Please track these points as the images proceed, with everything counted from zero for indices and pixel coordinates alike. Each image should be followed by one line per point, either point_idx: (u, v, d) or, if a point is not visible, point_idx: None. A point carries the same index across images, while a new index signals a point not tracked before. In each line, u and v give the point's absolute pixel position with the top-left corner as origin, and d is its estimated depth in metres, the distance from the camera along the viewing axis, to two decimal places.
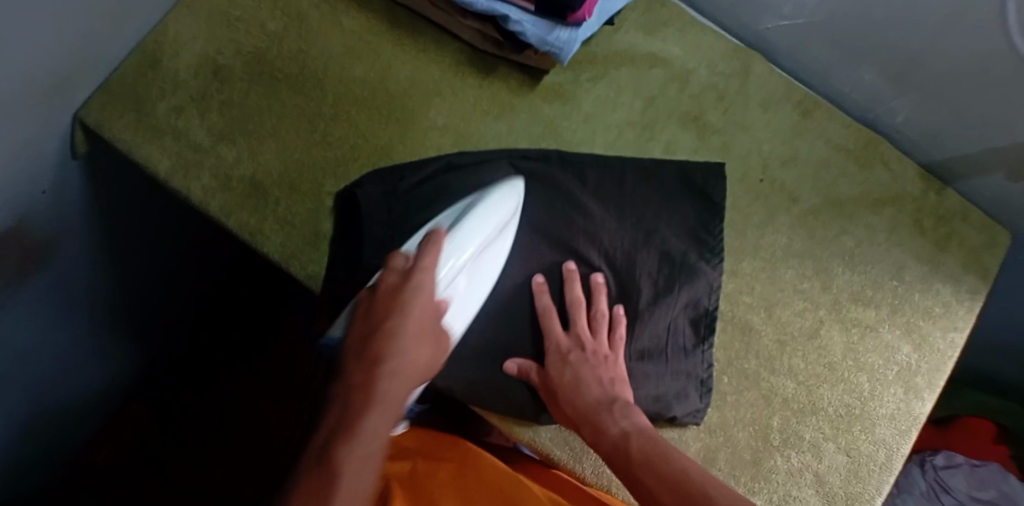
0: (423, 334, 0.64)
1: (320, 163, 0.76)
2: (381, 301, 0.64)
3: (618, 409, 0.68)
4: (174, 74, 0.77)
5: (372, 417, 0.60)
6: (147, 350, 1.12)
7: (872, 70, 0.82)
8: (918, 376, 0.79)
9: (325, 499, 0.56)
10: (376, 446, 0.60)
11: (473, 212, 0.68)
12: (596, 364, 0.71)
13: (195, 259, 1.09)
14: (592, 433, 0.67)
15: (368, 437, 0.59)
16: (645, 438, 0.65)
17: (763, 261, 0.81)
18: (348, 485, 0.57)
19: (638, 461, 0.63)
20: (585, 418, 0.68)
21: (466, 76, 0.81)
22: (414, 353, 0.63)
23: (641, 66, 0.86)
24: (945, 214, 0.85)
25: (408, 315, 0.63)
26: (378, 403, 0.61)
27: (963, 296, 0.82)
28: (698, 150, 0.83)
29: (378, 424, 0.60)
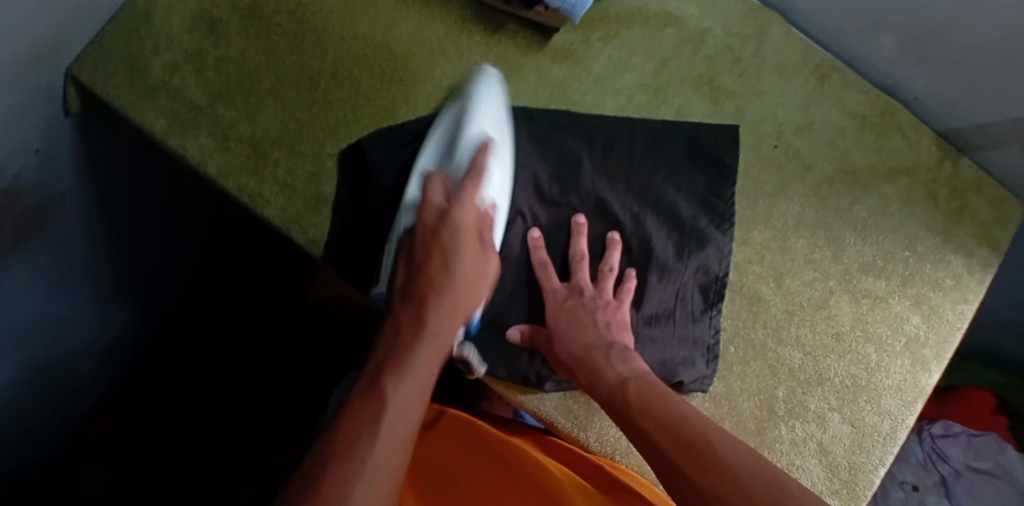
0: (471, 271, 0.63)
1: (320, 122, 0.73)
2: (422, 242, 0.64)
3: (615, 354, 0.66)
4: (167, 29, 0.74)
5: (422, 346, 0.60)
6: (148, 324, 1.10)
7: (892, 35, 0.79)
8: (926, 348, 0.78)
9: (367, 440, 0.54)
10: (427, 375, 0.59)
11: (479, 109, 0.68)
12: (593, 309, 0.70)
13: (201, 232, 1.07)
14: (587, 376, 0.66)
15: (418, 370, 0.59)
16: (643, 383, 0.64)
17: (774, 231, 0.79)
18: (396, 407, 0.56)
19: (632, 403, 0.62)
20: (581, 362, 0.67)
21: (472, 35, 0.78)
22: (464, 287, 0.63)
23: (653, 27, 0.82)
24: (959, 185, 0.83)
25: (450, 238, 0.63)
26: (431, 334, 0.61)
27: (975, 268, 0.81)
28: (711, 115, 0.80)
29: (429, 354, 0.60)
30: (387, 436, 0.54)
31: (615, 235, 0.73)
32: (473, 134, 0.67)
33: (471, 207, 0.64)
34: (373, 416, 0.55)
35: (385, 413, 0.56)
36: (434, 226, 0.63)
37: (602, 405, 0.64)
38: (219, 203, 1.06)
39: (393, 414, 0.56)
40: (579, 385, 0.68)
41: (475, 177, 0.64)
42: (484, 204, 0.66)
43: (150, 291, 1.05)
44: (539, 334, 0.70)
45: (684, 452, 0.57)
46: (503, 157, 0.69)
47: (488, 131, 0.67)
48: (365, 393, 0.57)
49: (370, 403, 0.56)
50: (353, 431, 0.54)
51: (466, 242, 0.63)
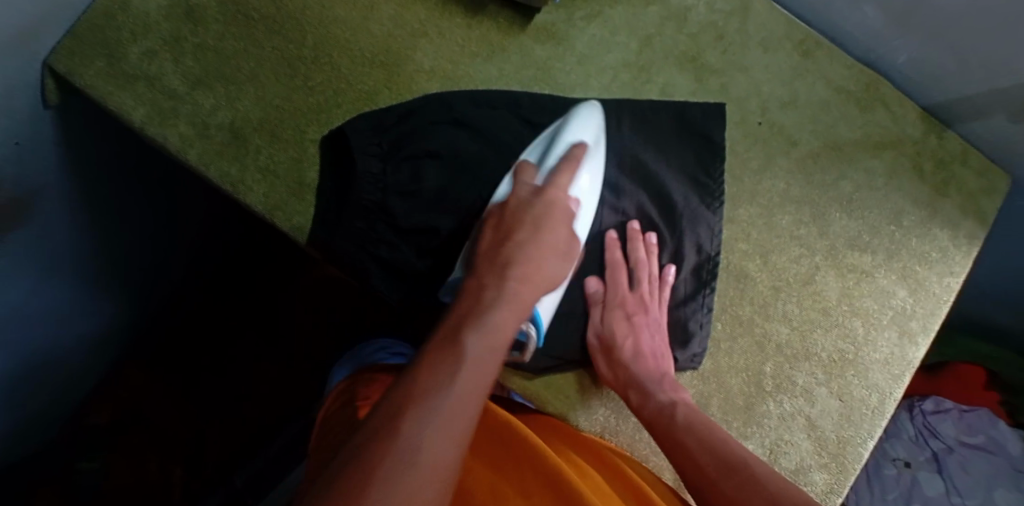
0: (556, 248, 0.64)
1: (301, 108, 0.73)
2: (510, 213, 0.65)
3: (666, 384, 0.70)
4: (144, 17, 0.73)
5: (501, 306, 0.59)
6: (141, 319, 1.11)
7: (876, 8, 0.78)
8: (913, 321, 0.78)
9: (439, 385, 0.52)
10: (503, 336, 0.57)
11: (581, 115, 0.71)
12: (649, 332, 0.73)
13: (197, 223, 1.10)
14: (640, 398, 0.70)
15: (491, 329, 0.57)
16: (690, 410, 0.68)
17: (760, 207, 0.79)
18: (472, 358, 0.54)
19: (679, 428, 0.66)
20: (638, 384, 0.70)
21: (453, 16, 0.78)
22: (544, 258, 0.63)
23: (636, 4, 0.82)
24: (945, 158, 0.83)
25: (539, 214, 0.65)
26: (506, 297, 0.59)
27: (960, 241, 0.81)
28: (695, 93, 0.80)
29: (507, 315, 0.58)
30: (455, 388, 0.52)
31: (647, 235, 0.74)
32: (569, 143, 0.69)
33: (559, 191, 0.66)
34: (447, 367, 0.53)
35: (463, 366, 0.54)
36: (523, 205, 0.65)
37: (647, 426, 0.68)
38: (198, 188, 1.06)
39: (464, 369, 0.54)
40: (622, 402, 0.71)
41: (568, 164, 0.67)
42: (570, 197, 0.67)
43: (141, 279, 1.05)
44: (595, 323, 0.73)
45: (724, 473, 0.62)
46: (593, 169, 0.70)
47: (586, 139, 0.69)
48: (437, 344, 0.56)
49: (446, 351, 0.55)
50: (428, 377, 0.53)
51: (553, 221, 0.65)
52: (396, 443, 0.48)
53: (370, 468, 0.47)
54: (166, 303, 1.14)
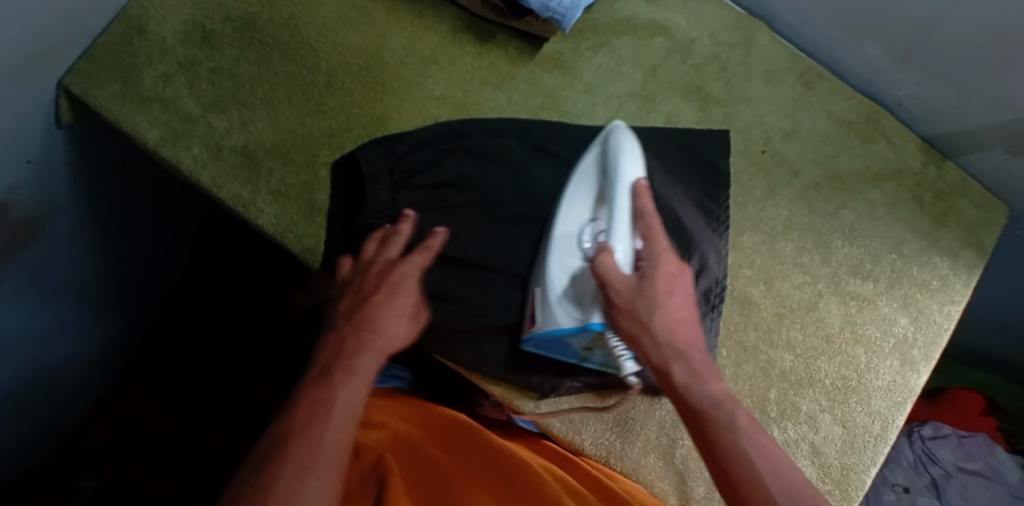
0: (414, 301, 0.65)
1: (314, 133, 0.74)
2: (372, 279, 0.65)
3: (705, 366, 0.61)
4: (160, 41, 0.74)
5: (365, 353, 0.61)
6: (136, 327, 1.09)
7: (876, 43, 0.81)
8: (914, 349, 0.79)
9: (311, 431, 0.55)
10: (366, 377, 0.60)
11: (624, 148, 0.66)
12: (682, 299, 0.63)
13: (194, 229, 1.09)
14: (681, 376, 0.60)
15: (342, 402, 0.58)
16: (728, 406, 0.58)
17: (763, 235, 0.80)
18: (339, 405, 0.57)
19: (740, 424, 0.57)
20: (676, 355, 0.60)
21: (463, 45, 0.79)
22: (402, 319, 0.64)
23: (642, 36, 0.84)
24: (944, 189, 0.84)
25: (405, 286, 0.65)
26: (370, 342, 0.61)
27: (960, 270, 0.82)
28: (699, 123, 0.81)
29: (370, 360, 0.61)
30: (321, 442, 0.55)
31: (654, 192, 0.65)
32: (627, 182, 0.65)
33: (426, 251, 0.67)
34: (314, 423, 0.56)
35: (325, 418, 0.56)
36: (385, 276, 0.65)
37: (696, 416, 0.58)
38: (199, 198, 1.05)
39: (334, 421, 0.56)
40: (662, 382, 0.61)
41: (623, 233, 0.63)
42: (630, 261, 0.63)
43: (138, 292, 1.04)
44: (623, 293, 0.61)
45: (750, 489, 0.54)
46: None
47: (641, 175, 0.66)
48: (316, 392, 0.58)
49: (315, 405, 0.57)
50: (294, 431, 0.55)
51: (407, 287, 0.65)
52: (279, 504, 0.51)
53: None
54: (159, 312, 1.13)
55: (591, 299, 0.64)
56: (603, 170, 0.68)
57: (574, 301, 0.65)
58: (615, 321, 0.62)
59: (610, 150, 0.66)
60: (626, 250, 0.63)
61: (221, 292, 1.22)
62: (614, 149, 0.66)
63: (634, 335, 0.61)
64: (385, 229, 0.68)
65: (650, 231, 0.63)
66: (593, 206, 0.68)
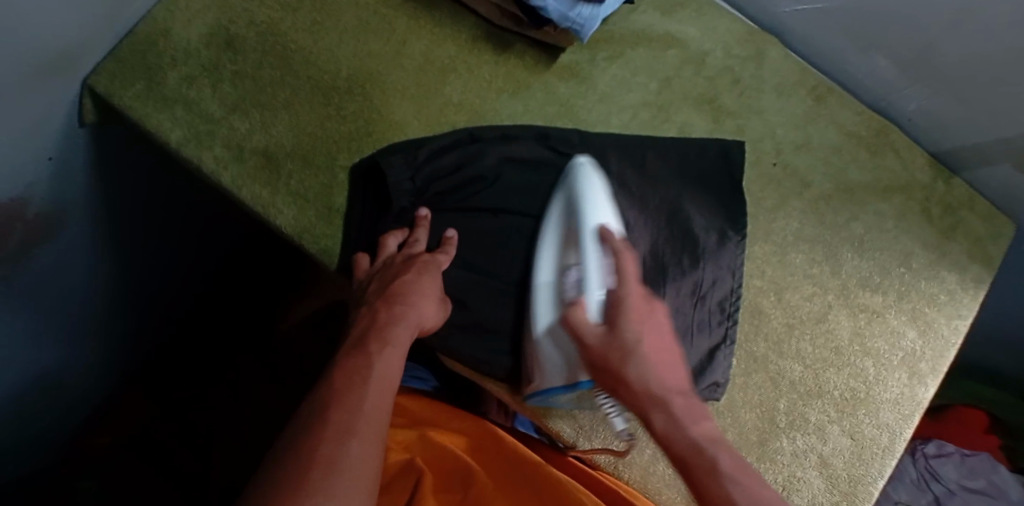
0: (436, 288, 0.67)
1: (334, 136, 0.75)
2: (399, 264, 0.67)
3: (691, 409, 0.58)
4: (184, 44, 0.75)
5: (398, 325, 0.63)
6: (137, 337, 1.08)
7: (886, 58, 0.82)
8: (923, 362, 0.80)
9: (353, 391, 0.57)
10: (400, 349, 0.62)
11: (586, 187, 0.69)
12: (658, 339, 0.60)
13: (198, 242, 1.09)
14: (660, 422, 0.57)
15: (379, 371, 0.59)
16: (710, 451, 0.55)
17: (774, 245, 0.81)
18: (378, 371, 0.59)
19: (721, 469, 0.53)
20: (655, 403, 0.58)
21: (481, 54, 0.80)
22: (428, 305, 0.66)
23: (656, 47, 0.85)
24: (952, 204, 0.85)
25: (428, 276, 0.67)
26: (402, 316, 0.63)
27: (968, 284, 0.83)
28: (712, 133, 0.82)
29: (403, 333, 0.63)
30: (362, 404, 0.56)
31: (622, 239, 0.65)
32: (591, 227, 0.67)
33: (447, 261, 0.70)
34: (353, 387, 0.57)
35: (367, 380, 0.58)
36: (411, 262, 0.67)
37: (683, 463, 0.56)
38: (211, 198, 1.04)
39: (373, 386, 0.58)
40: (647, 430, 0.59)
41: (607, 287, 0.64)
42: (591, 313, 0.63)
43: (145, 294, 1.04)
44: (594, 345, 0.61)
45: None
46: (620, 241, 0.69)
47: (603, 220, 0.68)
48: (352, 362, 0.59)
49: (353, 371, 0.58)
50: (337, 391, 0.57)
51: (432, 278, 0.67)
52: (330, 458, 0.52)
53: (311, 461, 0.51)
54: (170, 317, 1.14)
55: (574, 359, 0.67)
56: (568, 210, 0.70)
57: (558, 355, 0.67)
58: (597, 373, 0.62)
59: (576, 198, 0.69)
60: (598, 300, 0.64)
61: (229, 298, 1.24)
62: (581, 194, 0.69)
63: (617, 388, 0.60)
64: (403, 231, 0.71)
65: (619, 275, 0.62)
66: (564, 253, 0.69)
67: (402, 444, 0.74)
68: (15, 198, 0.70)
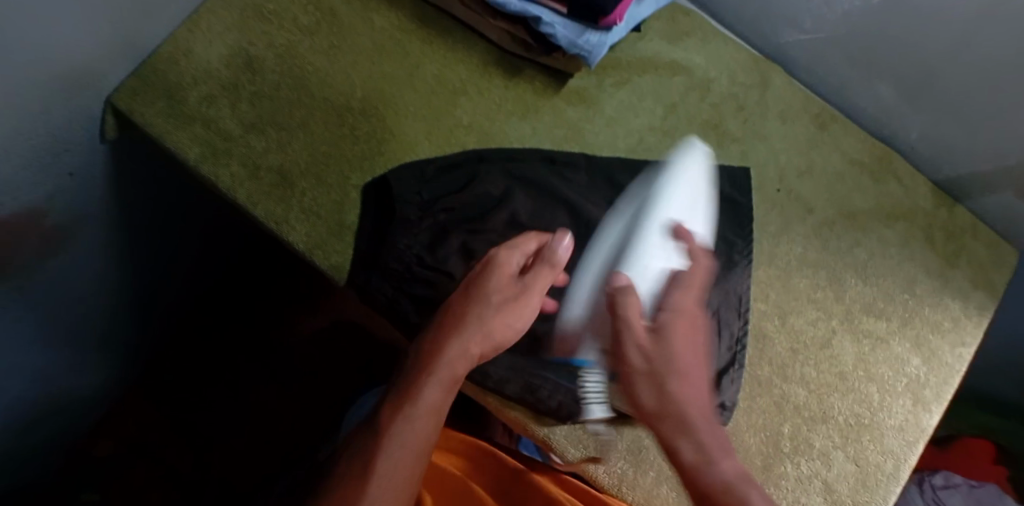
0: (494, 312, 0.64)
1: (347, 155, 0.77)
2: (467, 283, 0.65)
3: (722, 447, 0.57)
4: (204, 64, 0.78)
5: (436, 379, 0.62)
6: (138, 344, 1.08)
7: (889, 86, 0.83)
8: (926, 389, 0.80)
9: (376, 460, 0.59)
10: (435, 406, 0.61)
11: (681, 180, 0.74)
12: (688, 369, 0.60)
13: (195, 242, 1.06)
14: (682, 436, 0.57)
15: (410, 435, 0.60)
16: (735, 492, 0.54)
17: (778, 269, 0.82)
18: (410, 433, 0.60)
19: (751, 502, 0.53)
20: (686, 430, 0.57)
21: (491, 77, 0.82)
22: (498, 318, 0.64)
23: (662, 74, 0.86)
24: (956, 231, 0.86)
25: (494, 288, 0.64)
26: (441, 365, 0.62)
27: (972, 312, 0.84)
28: (717, 158, 0.84)
29: (442, 386, 0.62)
30: (402, 443, 0.59)
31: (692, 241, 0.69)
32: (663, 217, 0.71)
33: (547, 273, 0.66)
34: (379, 456, 0.59)
35: (394, 446, 0.59)
36: (472, 283, 0.65)
37: (706, 497, 0.55)
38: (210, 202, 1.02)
39: (398, 456, 0.59)
40: (661, 439, 0.58)
41: (677, 286, 0.64)
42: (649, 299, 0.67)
43: (145, 300, 1.03)
44: (636, 357, 0.60)
45: None
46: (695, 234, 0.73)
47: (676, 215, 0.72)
48: (403, 396, 0.61)
49: (383, 436, 0.60)
50: (365, 460, 0.59)
51: (484, 306, 0.63)
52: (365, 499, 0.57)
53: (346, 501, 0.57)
54: (169, 321, 1.13)
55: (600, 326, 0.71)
56: (643, 204, 0.74)
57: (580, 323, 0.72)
58: (631, 383, 0.60)
59: (660, 184, 0.74)
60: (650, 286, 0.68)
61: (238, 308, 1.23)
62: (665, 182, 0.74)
63: (651, 400, 0.59)
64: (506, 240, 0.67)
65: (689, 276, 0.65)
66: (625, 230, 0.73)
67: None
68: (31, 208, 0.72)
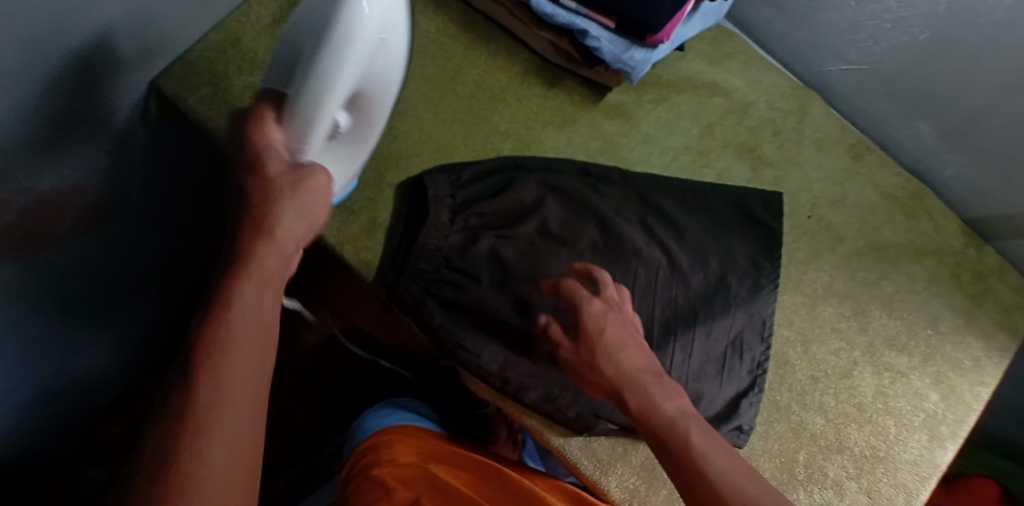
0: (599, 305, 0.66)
1: (383, 153, 0.77)
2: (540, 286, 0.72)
3: (657, 387, 0.61)
4: (252, 54, 0.79)
5: (245, 283, 0.50)
6: (153, 335, 0.95)
7: (929, 124, 0.83)
8: (943, 426, 0.80)
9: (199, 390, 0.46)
10: (257, 316, 0.50)
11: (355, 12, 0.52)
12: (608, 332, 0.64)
13: (196, 216, 0.90)
14: (636, 405, 0.60)
15: (240, 352, 0.48)
16: (681, 426, 0.59)
17: (803, 297, 0.82)
18: (235, 347, 0.48)
19: (694, 443, 0.57)
20: (624, 386, 0.62)
21: (531, 86, 0.83)
22: (286, 204, 0.53)
23: (702, 94, 0.86)
24: (983, 272, 0.86)
25: (278, 170, 0.54)
26: (248, 271, 0.50)
27: (994, 353, 0.84)
28: (750, 182, 0.84)
29: (254, 289, 0.50)
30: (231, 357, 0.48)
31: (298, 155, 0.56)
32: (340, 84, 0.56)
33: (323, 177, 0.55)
34: (201, 384, 0.47)
35: (217, 368, 0.47)
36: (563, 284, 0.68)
37: (660, 443, 0.59)
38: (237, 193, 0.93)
39: (227, 377, 0.47)
40: (623, 413, 0.62)
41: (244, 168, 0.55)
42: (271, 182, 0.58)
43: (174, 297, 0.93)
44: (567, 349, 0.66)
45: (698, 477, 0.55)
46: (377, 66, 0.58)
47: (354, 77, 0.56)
48: (210, 314, 0.49)
49: (203, 364, 0.47)
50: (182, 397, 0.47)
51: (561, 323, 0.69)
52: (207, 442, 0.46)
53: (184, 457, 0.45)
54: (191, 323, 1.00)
55: None
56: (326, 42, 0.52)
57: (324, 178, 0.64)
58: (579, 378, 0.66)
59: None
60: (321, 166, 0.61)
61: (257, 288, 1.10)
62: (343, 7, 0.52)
63: (592, 379, 0.64)
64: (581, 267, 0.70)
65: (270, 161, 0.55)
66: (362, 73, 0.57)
67: (406, 483, 0.73)
68: (45, 192, 0.65)
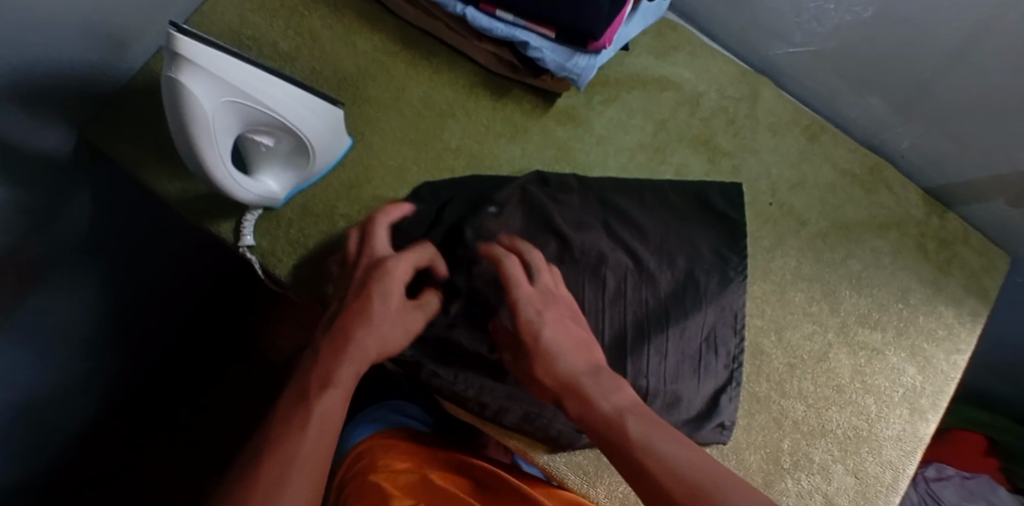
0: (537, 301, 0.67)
1: (332, 187, 0.76)
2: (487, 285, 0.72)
3: (601, 381, 0.62)
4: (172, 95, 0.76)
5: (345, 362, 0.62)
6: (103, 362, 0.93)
7: (879, 98, 0.83)
8: (923, 398, 0.80)
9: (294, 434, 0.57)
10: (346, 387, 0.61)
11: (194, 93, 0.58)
12: (550, 337, 0.65)
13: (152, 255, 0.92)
14: (578, 408, 0.62)
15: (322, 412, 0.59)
16: (627, 415, 0.60)
17: (773, 284, 0.81)
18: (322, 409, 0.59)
19: (631, 438, 0.57)
20: (569, 390, 0.63)
21: (478, 99, 0.81)
22: (387, 330, 0.65)
23: (652, 90, 0.85)
24: (947, 238, 0.86)
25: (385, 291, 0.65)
26: (349, 351, 0.63)
27: (965, 318, 0.84)
28: (709, 174, 0.83)
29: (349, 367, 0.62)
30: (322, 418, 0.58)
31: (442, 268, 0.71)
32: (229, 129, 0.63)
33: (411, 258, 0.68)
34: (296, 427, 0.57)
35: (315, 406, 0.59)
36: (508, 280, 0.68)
37: (605, 429, 0.59)
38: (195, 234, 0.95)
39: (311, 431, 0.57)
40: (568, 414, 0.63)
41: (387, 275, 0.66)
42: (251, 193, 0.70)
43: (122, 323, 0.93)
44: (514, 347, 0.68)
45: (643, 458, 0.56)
46: (268, 100, 0.63)
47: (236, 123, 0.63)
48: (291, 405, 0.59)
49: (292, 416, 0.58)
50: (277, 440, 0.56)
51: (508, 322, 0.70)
52: None
53: None
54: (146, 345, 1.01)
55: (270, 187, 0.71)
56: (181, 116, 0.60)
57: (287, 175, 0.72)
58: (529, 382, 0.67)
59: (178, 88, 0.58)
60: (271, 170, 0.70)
61: (215, 319, 1.11)
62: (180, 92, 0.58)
63: (538, 382, 0.65)
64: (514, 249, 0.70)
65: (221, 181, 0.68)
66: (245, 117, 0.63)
67: (405, 489, 0.68)
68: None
